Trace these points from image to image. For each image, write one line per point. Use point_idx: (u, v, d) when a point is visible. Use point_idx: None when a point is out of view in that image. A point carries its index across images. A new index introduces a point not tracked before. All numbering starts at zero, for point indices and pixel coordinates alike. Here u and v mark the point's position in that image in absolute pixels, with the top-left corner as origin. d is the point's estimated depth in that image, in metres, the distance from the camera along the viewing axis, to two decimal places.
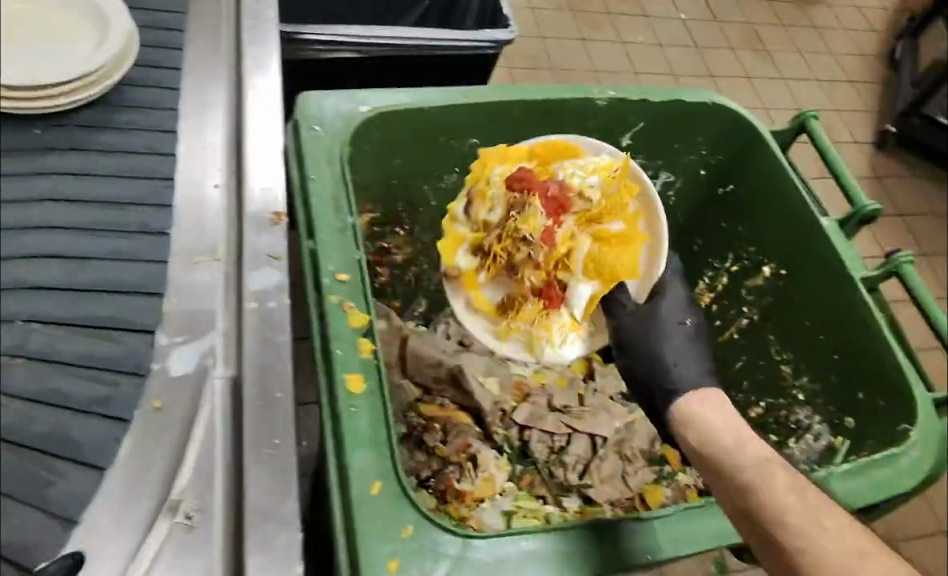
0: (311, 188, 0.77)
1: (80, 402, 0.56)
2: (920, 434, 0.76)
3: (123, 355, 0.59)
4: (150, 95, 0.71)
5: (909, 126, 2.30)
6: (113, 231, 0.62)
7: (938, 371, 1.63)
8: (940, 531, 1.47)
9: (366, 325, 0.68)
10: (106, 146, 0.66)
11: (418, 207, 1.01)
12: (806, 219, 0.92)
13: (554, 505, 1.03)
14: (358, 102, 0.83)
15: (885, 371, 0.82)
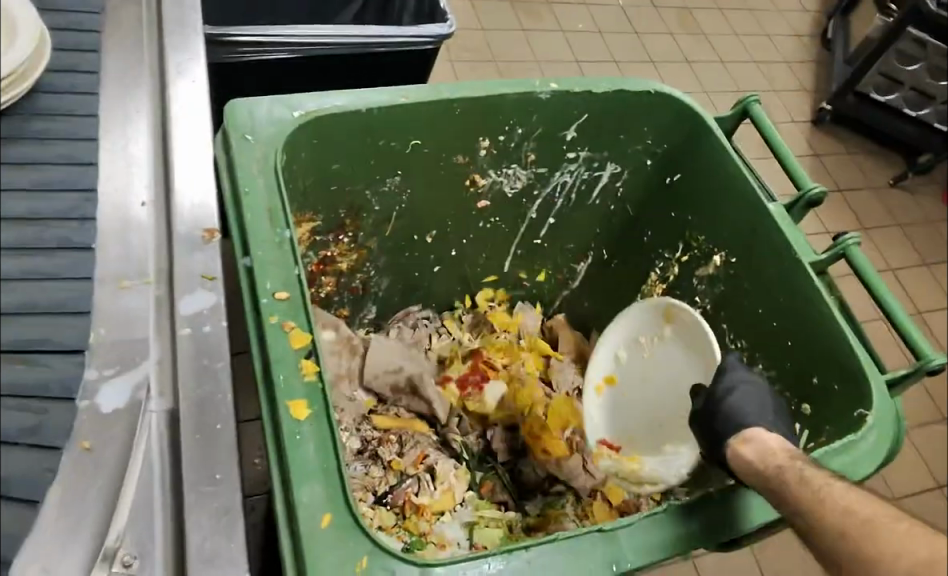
0: (243, 201, 0.72)
1: (6, 434, 0.52)
2: (876, 419, 0.74)
3: (52, 380, 0.55)
4: (69, 101, 0.67)
5: (844, 105, 2.26)
6: (31, 249, 0.57)
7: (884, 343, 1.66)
8: (894, 499, 1.50)
9: (310, 346, 0.64)
10: (17, 159, 0.60)
11: (361, 212, 0.98)
12: (754, 205, 0.90)
13: (516, 512, 1.02)
14: (291, 107, 0.79)
15: (837, 356, 0.80)
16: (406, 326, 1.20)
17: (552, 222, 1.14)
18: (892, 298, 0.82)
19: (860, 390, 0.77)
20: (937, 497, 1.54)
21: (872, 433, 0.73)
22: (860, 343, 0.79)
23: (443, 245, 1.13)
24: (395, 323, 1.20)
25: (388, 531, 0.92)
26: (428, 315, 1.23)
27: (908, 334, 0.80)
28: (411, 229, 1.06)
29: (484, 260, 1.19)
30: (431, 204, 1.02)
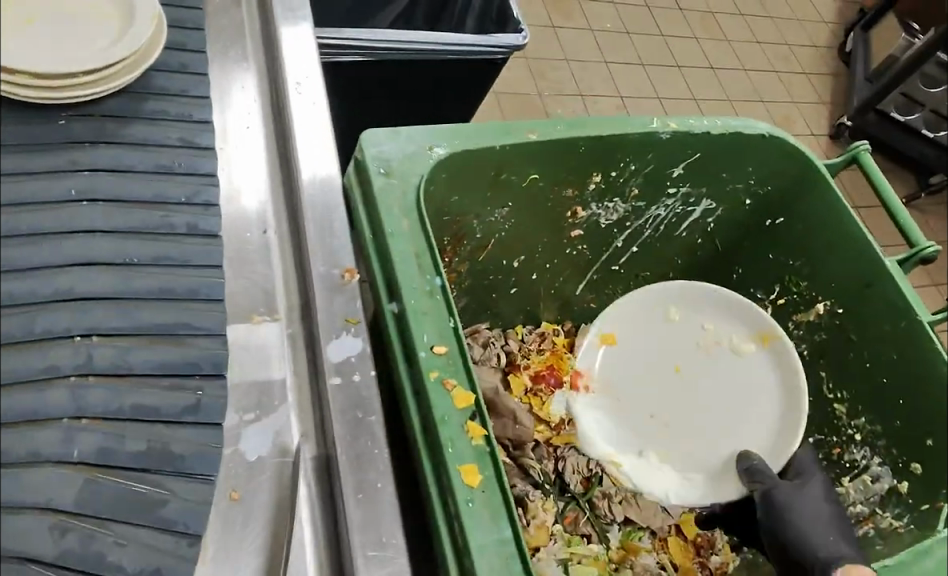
0: (388, 242, 0.70)
1: (169, 413, 0.52)
2: None
3: (202, 358, 0.55)
4: (178, 83, 0.66)
5: (865, 122, 2.19)
6: (158, 235, 0.57)
7: None
8: None
9: (472, 407, 0.62)
10: (138, 140, 0.61)
11: (463, 238, 0.95)
12: (868, 256, 0.92)
13: (601, 545, 1.01)
14: (432, 144, 0.77)
15: None
16: (477, 344, 1.16)
17: (634, 251, 1.14)
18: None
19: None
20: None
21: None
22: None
23: (527, 269, 1.11)
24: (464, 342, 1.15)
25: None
26: (495, 333, 1.20)
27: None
28: (499, 258, 1.05)
29: (560, 281, 1.16)
30: (531, 230, 1.01)
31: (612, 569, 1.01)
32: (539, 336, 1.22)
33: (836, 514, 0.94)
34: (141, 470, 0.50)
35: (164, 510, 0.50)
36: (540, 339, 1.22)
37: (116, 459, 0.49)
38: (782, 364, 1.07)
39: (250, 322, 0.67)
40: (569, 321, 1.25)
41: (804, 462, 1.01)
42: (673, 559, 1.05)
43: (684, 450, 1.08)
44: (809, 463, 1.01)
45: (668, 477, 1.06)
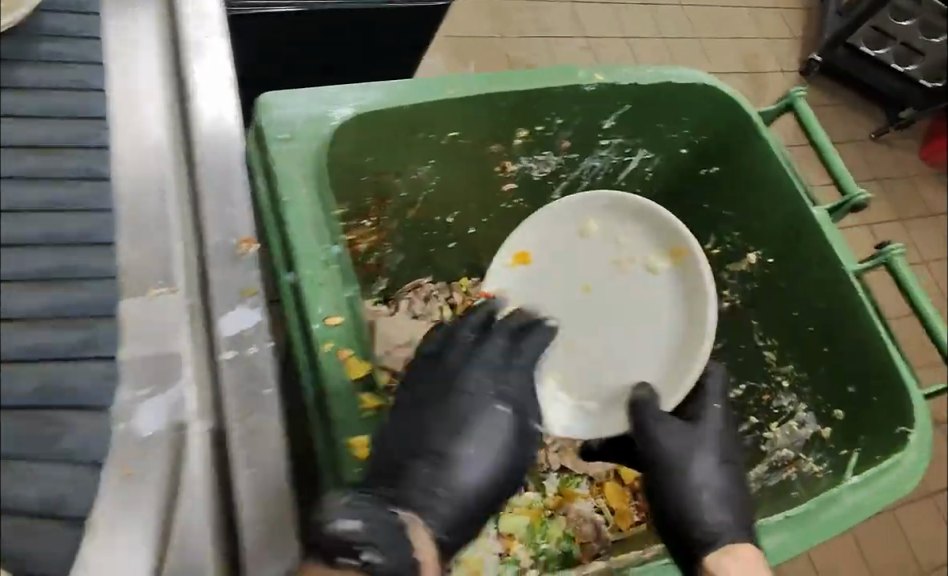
0: (285, 211, 0.67)
1: (60, 351, 0.54)
2: (917, 437, 0.79)
3: (94, 299, 0.57)
4: (75, 24, 0.66)
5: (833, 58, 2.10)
6: (57, 178, 0.59)
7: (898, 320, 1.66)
8: None
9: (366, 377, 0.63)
10: (30, 82, 0.61)
11: (386, 198, 0.94)
12: (798, 206, 0.91)
13: (536, 492, 1.05)
14: (335, 104, 0.74)
15: (884, 372, 0.84)
16: (417, 297, 1.24)
17: None
18: (940, 321, 0.87)
19: (902, 403, 0.82)
20: (886, 517, 1.61)
21: (914, 452, 0.79)
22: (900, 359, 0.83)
23: (461, 225, 1.12)
24: (406, 295, 1.24)
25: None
26: (438, 287, 1.28)
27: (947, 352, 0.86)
28: (432, 212, 1.03)
29: (499, 235, 1.17)
30: (460, 187, 0.99)
31: (548, 516, 1.04)
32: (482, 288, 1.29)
33: (726, 487, 0.76)
34: (36, 407, 0.52)
35: (60, 444, 0.52)
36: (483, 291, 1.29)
37: (9, 399, 0.51)
38: (687, 277, 0.97)
39: (146, 294, 0.62)
40: None
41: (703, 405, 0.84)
42: (609, 503, 1.09)
43: (587, 375, 0.99)
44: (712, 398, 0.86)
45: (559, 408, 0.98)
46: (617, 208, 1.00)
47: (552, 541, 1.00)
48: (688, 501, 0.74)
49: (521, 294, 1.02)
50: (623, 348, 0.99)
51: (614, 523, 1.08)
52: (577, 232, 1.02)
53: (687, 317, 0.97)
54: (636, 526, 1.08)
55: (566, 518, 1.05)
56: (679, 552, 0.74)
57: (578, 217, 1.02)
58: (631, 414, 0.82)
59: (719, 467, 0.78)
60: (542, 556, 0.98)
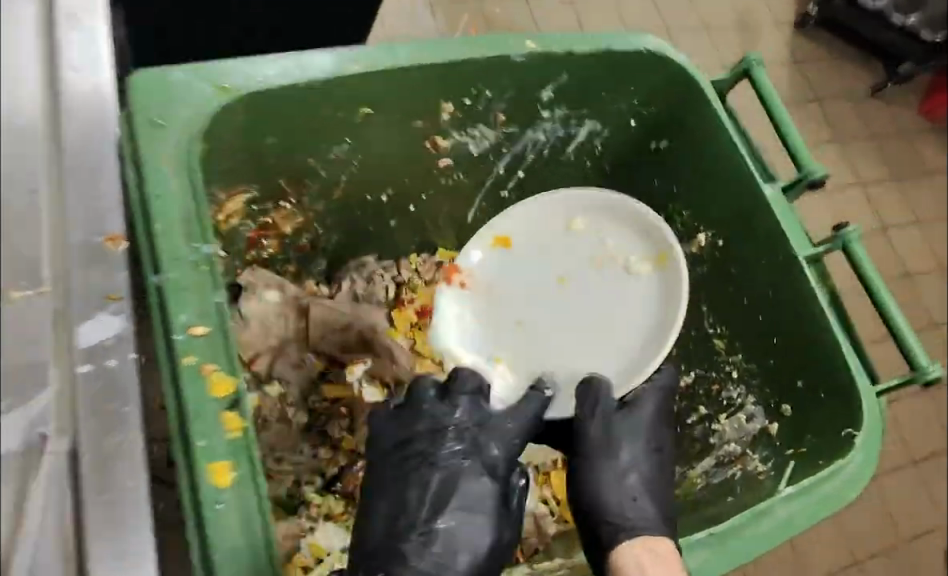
0: (152, 206, 0.60)
1: None
2: (865, 439, 0.74)
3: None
4: None
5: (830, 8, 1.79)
6: None
7: None
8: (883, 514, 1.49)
9: (234, 394, 0.55)
10: None
11: (302, 179, 0.87)
12: (751, 186, 0.85)
13: None
14: (215, 82, 0.66)
15: (834, 369, 0.78)
16: (360, 277, 1.15)
17: (521, 176, 1.05)
18: (897, 309, 0.80)
19: (852, 401, 0.76)
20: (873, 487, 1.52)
21: (860, 455, 0.73)
22: (852, 352, 0.78)
23: (400, 202, 1.04)
24: (348, 270, 1.15)
25: (339, 520, 0.97)
26: (385, 265, 1.18)
27: (905, 344, 0.79)
28: (362, 190, 0.96)
29: (444, 214, 1.11)
30: (388, 164, 0.91)
31: None
32: (433, 265, 1.19)
33: (650, 477, 0.78)
34: None
35: None
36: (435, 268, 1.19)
37: None
38: (669, 281, 0.93)
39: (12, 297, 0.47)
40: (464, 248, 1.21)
41: (640, 393, 0.83)
42: (555, 493, 1.05)
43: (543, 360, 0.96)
44: (647, 395, 0.83)
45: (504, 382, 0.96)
46: (602, 206, 0.98)
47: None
48: (601, 483, 0.77)
49: (492, 279, 1.00)
50: (589, 342, 0.96)
51: (560, 513, 1.04)
52: (561, 226, 0.99)
53: (661, 322, 0.93)
54: None
55: None
56: (593, 547, 0.76)
57: (565, 212, 1.00)
58: (579, 407, 0.81)
59: (645, 456, 0.79)
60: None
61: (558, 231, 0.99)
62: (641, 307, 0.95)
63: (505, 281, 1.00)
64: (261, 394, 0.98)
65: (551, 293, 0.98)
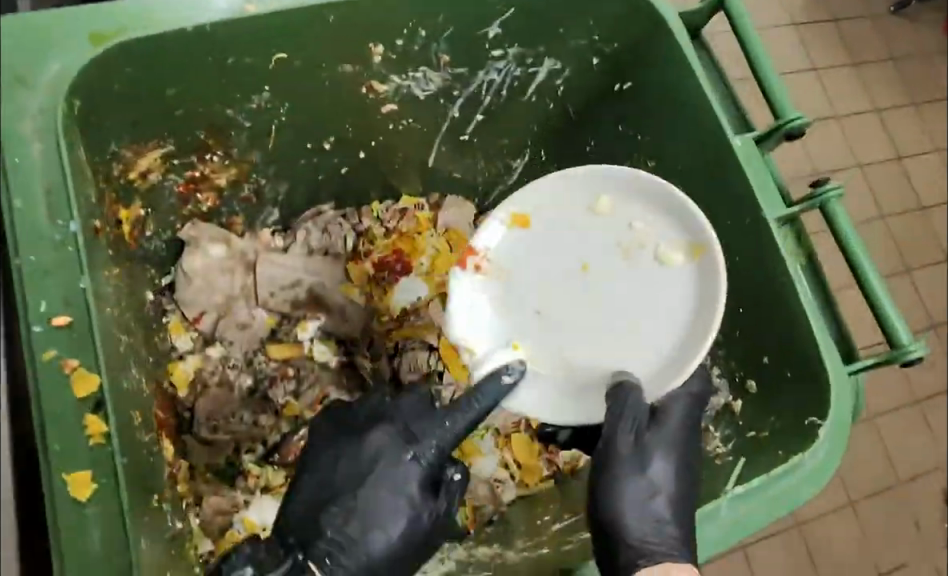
0: (11, 177, 0.57)
1: None
2: (826, 436, 0.71)
3: None
4: None
5: None
6: None
7: (876, 239, 1.49)
8: (896, 482, 1.34)
9: (95, 394, 0.57)
10: None
11: (224, 130, 0.80)
12: (717, 137, 0.78)
13: None
14: (80, 30, 0.60)
15: (803, 352, 0.74)
16: (316, 228, 1.04)
17: (480, 119, 0.96)
18: (877, 278, 0.73)
19: (821, 386, 0.73)
20: (866, 428, 1.35)
21: (823, 449, 0.71)
22: (824, 332, 0.73)
23: (348, 150, 0.97)
24: (302, 222, 1.04)
25: (276, 492, 0.92)
26: (345, 214, 1.06)
27: (885, 319, 0.72)
28: (297, 140, 0.89)
29: (403, 153, 1.01)
30: (323, 107, 0.84)
31: None
32: (399, 213, 1.07)
33: (680, 495, 0.72)
34: None
35: None
36: (400, 217, 1.07)
37: None
38: (703, 273, 0.78)
39: None
40: (431, 192, 1.08)
41: (668, 403, 0.76)
42: (517, 457, 0.99)
43: (558, 355, 0.82)
44: (677, 403, 0.76)
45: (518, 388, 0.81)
46: (632, 185, 0.81)
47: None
48: (626, 502, 0.71)
49: (506, 261, 0.85)
50: (611, 338, 0.81)
51: (521, 477, 0.98)
52: (584, 207, 0.84)
53: (694, 320, 0.78)
54: (545, 479, 0.98)
55: None
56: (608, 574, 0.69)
57: (589, 189, 0.83)
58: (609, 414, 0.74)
59: (675, 474, 0.73)
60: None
61: (581, 212, 0.84)
62: (669, 301, 0.80)
63: (525, 267, 0.85)
64: (203, 356, 0.96)
65: (569, 284, 0.83)
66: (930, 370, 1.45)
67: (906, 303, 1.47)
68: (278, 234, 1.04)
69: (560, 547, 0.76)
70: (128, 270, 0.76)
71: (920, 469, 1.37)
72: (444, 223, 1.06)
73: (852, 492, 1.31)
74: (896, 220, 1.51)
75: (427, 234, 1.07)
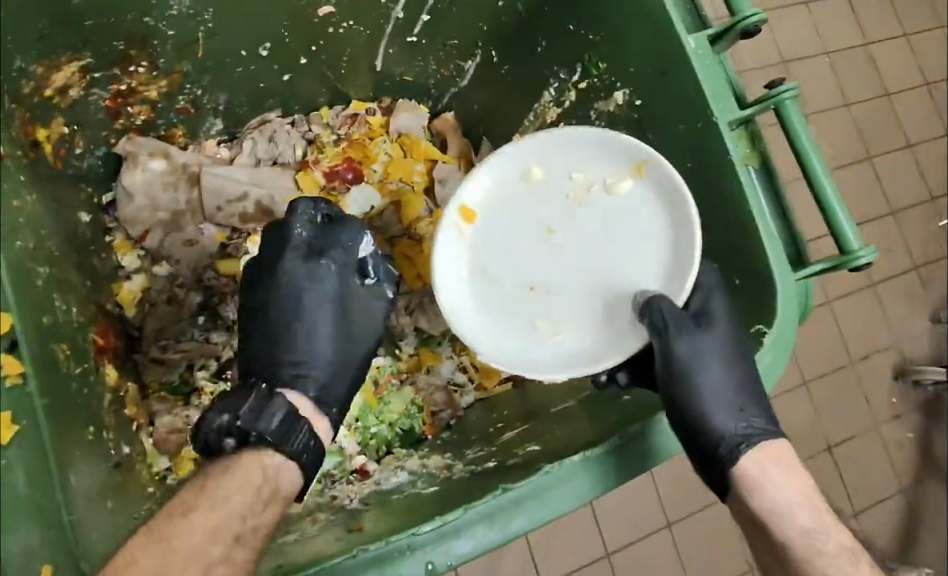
0: None
1: None
2: (772, 341, 0.72)
3: None
4: None
5: None
6: None
7: (840, 128, 1.45)
8: (852, 364, 1.36)
9: (10, 333, 0.55)
10: None
11: (148, 37, 0.79)
12: (668, 39, 0.75)
13: (386, 356, 0.98)
14: None
15: (751, 262, 0.74)
16: (262, 137, 0.99)
17: (426, 20, 0.92)
18: (828, 178, 0.71)
19: (766, 294, 0.73)
20: (822, 314, 1.35)
21: (767, 353, 0.73)
22: (772, 239, 0.72)
23: (284, 57, 0.92)
24: (247, 131, 1.00)
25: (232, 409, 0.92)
26: (292, 121, 1.02)
27: (834, 223, 0.70)
28: (228, 45, 0.86)
29: (347, 56, 0.96)
30: (245, 15, 0.82)
31: (397, 382, 0.98)
32: (348, 119, 1.03)
33: (747, 382, 0.72)
34: None
35: None
36: (350, 123, 1.02)
37: None
38: (666, 194, 0.77)
39: None
40: (383, 96, 1.04)
41: (707, 302, 0.75)
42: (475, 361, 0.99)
43: (565, 318, 0.79)
44: (713, 300, 0.75)
45: (569, 353, 0.78)
46: (559, 147, 0.82)
47: (389, 423, 0.95)
48: (705, 408, 0.71)
49: (469, 254, 0.82)
50: (605, 285, 0.79)
51: (480, 381, 0.98)
52: (519, 180, 0.83)
53: (675, 238, 0.77)
54: (504, 382, 0.97)
55: (416, 387, 0.97)
56: (710, 472, 0.72)
57: (518, 164, 0.82)
58: (650, 329, 0.73)
59: (741, 366, 0.72)
60: (374, 440, 0.93)
61: (517, 185, 0.83)
62: (648, 234, 0.78)
63: (496, 252, 0.82)
64: (150, 275, 0.94)
65: (541, 248, 0.81)
66: (888, 254, 1.43)
67: (872, 193, 1.45)
68: (224, 146, 1.00)
69: (507, 460, 0.76)
70: (51, 190, 0.74)
71: (873, 348, 1.38)
72: (400, 131, 1.03)
73: (804, 372, 1.32)
74: (861, 106, 1.47)
75: (380, 140, 1.03)
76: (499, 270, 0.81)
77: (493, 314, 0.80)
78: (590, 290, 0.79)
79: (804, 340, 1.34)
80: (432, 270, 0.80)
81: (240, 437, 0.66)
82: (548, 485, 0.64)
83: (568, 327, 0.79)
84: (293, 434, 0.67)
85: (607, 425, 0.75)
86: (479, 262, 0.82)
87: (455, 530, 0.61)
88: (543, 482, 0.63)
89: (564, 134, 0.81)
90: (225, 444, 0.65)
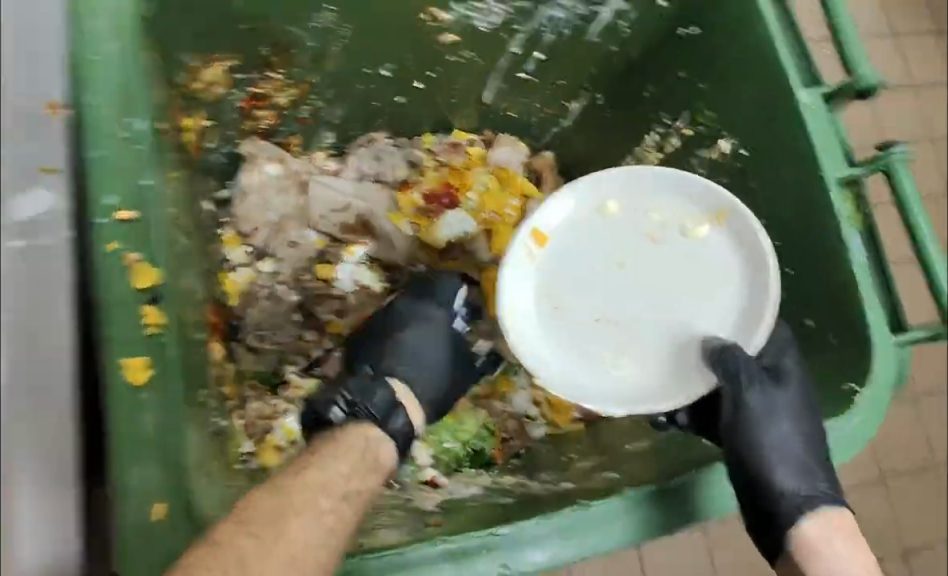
0: (85, 78, 0.61)
1: None
2: (867, 403, 0.70)
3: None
4: None
5: None
6: None
7: (939, 217, 1.43)
8: (933, 464, 1.31)
9: (153, 288, 0.60)
10: None
11: (289, 46, 0.85)
12: (783, 91, 0.77)
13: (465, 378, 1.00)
14: None
15: (851, 319, 0.74)
16: (368, 155, 1.04)
17: (539, 58, 0.96)
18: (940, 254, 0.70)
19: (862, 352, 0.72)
20: (906, 405, 1.32)
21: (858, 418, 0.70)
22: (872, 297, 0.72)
23: (405, 80, 0.97)
24: (357, 146, 1.05)
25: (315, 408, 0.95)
26: (398, 143, 1.06)
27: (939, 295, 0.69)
28: (358, 61, 0.91)
29: (460, 85, 1.00)
30: (378, 34, 0.88)
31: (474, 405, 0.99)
32: (450, 147, 1.06)
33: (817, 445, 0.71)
34: None
35: None
36: (451, 150, 1.06)
37: None
38: (744, 242, 0.79)
39: None
40: (485, 129, 1.08)
41: (781, 360, 0.76)
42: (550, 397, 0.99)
43: (629, 351, 0.80)
44: (788, 359, 0.76)
45: (630, 387, 0.78)
46: (640, 185, 0.84)
47: (462, 441, 0.96)
48: (767, 464, 0.71)
49: (538, 276, 0.84)
50: (672, 325, 0.80)
51: (552, 417, 0.98)
52: (596, 212, 0.85)
53: (749, 286, 0.78)
54: (576, 421, 0.98)
55: (490, 412, 0.99)
56: (764, 530, 0.70)
57: (596, 196, 0.85)
58: (721, 376, 0.74)
59: (811, 428, 0.71)
60: (446, 455, 0.94)
61: (592, 215, 0.85)
62: (721, 280, 0.80)
63: (566, 280, 0.83)
64: (255, 270, 0.97)
65: (611, 279, 0.82)
66: None
67: None
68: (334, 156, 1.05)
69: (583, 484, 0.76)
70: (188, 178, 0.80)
71: None
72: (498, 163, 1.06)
73: (882, 463, 1.28)
74: None
75: (478, 170, 1.06)
76: (568, 297, 0.83)
77: (557, 340, 0.81)
78: (657, 327, 0.80)
79: (885, 428, 1.30)
80: (500, 289, 0.82)
81: (348, 409, 0.74)
82: (623, 510, 0.65)
83: (633, 361, 0.79)
84: (392, 416, 0.75)
85: (683, 463, 0.75)
86: (548, 286, 0.83)
87: (532, 538, 0.62)
88: (618, 506, 0.64)
89: (645, 173, 0.83)
90: (333, 412, 0.74)
